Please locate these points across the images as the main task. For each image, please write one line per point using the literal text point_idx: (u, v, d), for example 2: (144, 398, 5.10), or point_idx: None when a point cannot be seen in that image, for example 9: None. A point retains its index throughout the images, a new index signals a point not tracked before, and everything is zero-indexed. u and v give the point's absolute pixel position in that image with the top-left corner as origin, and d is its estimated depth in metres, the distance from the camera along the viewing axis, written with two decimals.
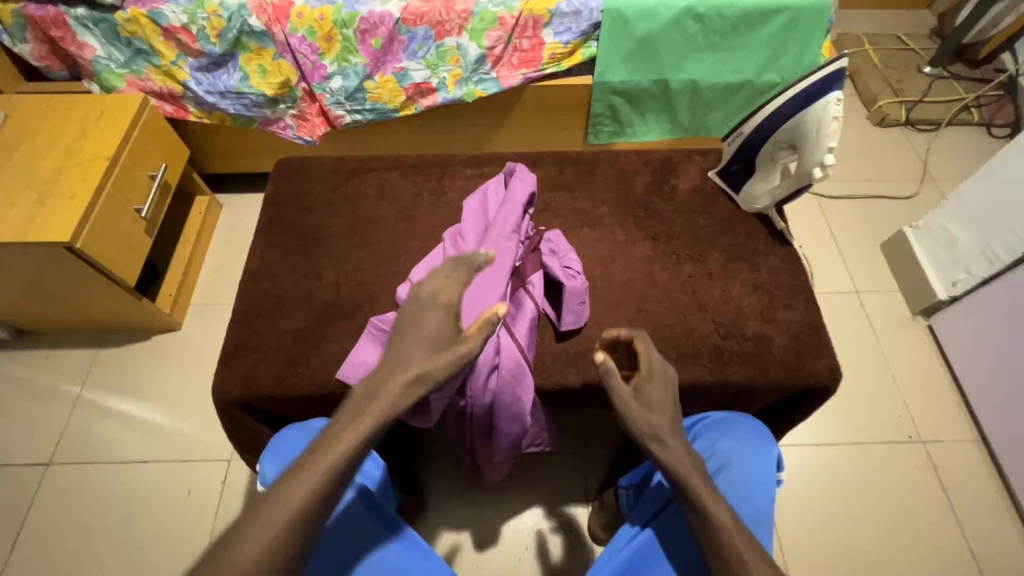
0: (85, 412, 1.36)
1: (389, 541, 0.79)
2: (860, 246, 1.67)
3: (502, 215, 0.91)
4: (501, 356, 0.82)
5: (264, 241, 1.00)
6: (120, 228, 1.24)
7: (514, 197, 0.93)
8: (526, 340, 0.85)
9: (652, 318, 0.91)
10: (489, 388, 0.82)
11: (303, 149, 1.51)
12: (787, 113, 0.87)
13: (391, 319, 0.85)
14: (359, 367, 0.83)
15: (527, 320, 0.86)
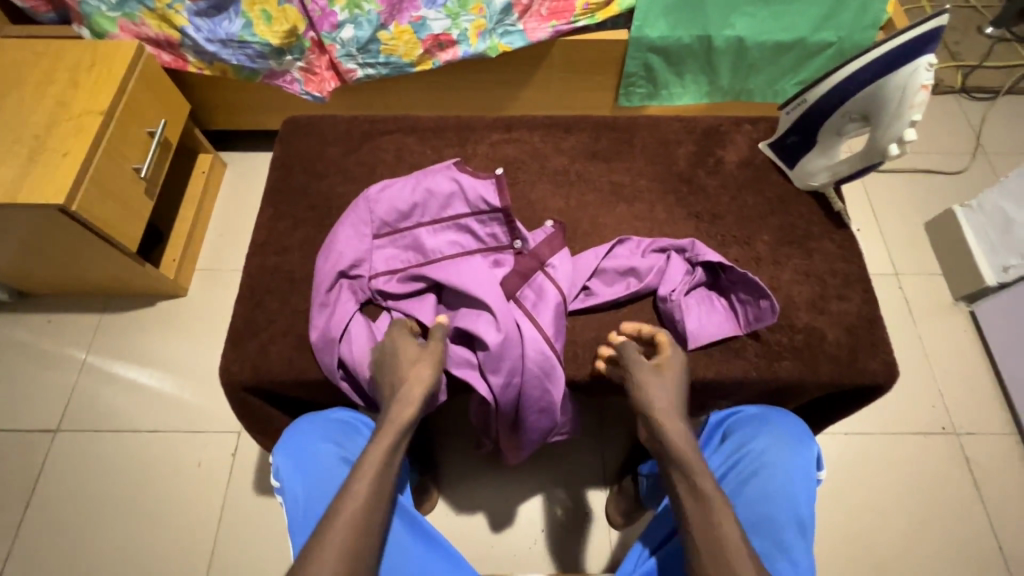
0: (91, 378, 1.33)
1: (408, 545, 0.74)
2: (902, 225, 1.56)
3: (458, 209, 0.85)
4: (525, 344, 0.76)
5: (272, 210, 0.92)
6: (119, 189, 1.16)
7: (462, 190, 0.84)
8: (552, 331, 0.78)
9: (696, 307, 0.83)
10: (511, 383, 0.77)
11: (311, 105, 1.40)
12: (864, 78, 0.76)
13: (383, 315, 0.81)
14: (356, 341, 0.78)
15: (551, 307, 0.79)
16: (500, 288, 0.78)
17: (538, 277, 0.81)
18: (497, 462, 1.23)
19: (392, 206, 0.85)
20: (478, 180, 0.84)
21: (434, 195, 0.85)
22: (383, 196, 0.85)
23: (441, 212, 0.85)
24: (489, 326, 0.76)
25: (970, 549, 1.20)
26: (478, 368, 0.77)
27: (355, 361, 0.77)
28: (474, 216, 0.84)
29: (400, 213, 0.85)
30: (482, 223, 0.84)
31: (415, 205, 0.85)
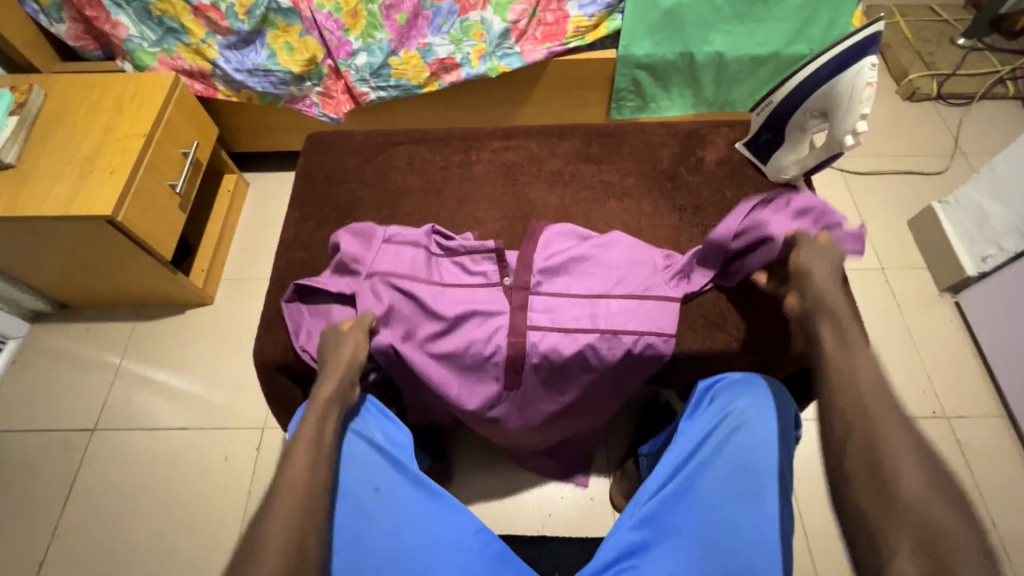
0: (125, 381, 1.43)
1: (411, 500, 0.74)
2: (887, 223, 1.64)
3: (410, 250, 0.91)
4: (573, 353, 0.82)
5: (298, 212, 1.02)
6: (157, 203, 1.28)
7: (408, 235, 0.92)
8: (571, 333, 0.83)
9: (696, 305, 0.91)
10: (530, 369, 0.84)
11: (328, 126, 1.53)
12: (819, 78, 0.87)
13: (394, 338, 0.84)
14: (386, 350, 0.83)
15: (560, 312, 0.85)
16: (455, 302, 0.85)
17: (533, 298, 0.85)
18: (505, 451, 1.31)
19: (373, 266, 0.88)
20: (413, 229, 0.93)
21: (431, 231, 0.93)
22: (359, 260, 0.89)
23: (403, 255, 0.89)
24: (581, 338, 0.82)
25: None
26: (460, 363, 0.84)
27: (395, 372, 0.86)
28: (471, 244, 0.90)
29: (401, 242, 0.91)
30: (475, 259, 0.90)
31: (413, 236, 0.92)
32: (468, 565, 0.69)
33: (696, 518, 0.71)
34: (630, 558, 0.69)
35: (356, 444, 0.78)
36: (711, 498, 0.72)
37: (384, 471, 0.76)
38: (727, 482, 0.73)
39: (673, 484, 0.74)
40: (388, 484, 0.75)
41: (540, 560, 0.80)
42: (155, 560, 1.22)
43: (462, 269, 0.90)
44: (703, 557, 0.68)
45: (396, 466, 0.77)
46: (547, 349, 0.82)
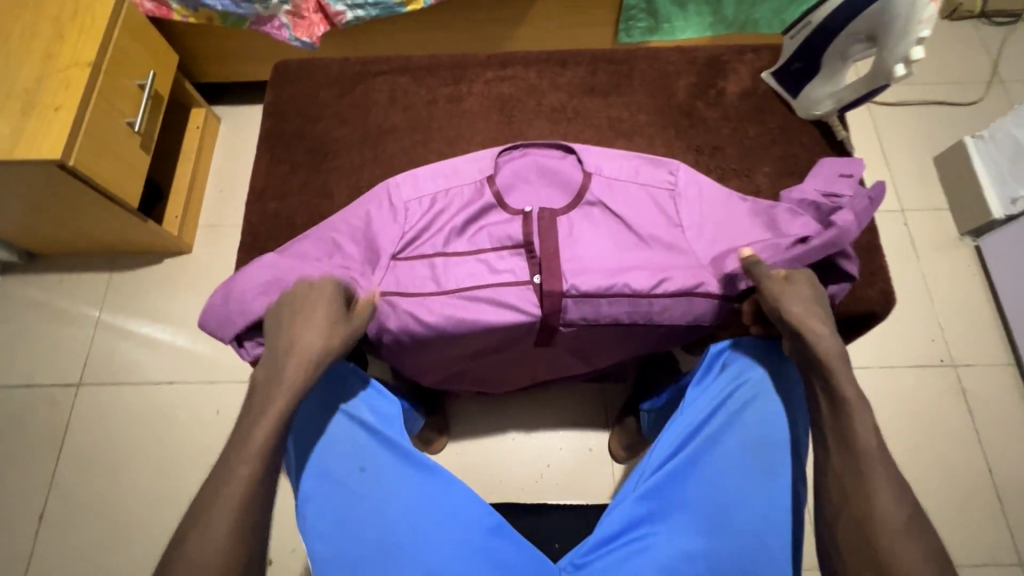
0: (106, 334, 1.37)
1: (400, 476, 0.71)
2: (913, 159, 1.52)
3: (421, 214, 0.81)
4: (609, 316, 0.79)
5: (268, 156, 0.91)
6: (114, 144, 1.15)
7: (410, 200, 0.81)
8: (612, 298, 0.77)
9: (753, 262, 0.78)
10: (575, 319, 0.79)
11: (300, 52, 1.35)
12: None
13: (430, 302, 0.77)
14: (418, 306, 0.77)
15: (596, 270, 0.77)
16: (479, 263, 0.79)
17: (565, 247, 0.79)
18: (504, 403, 1.30)
19: (394, 237, 0.80)
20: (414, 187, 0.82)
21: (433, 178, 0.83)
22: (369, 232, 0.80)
23: (428, 215, 0.81)
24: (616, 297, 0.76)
25: (963, 475, 1.24)
26: (492, 305, 0.78)
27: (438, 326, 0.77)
28: (546, 143, 0.87)
29: (398, 207, 0.81)
30: (476, 212, 0.82)
31: (469, 155, 0.86)
32: (466, 541, 0.67)
33: (702, 492, 0.68)
34: (637, 530, 0.66)
35: (340, 421, 0.75)
36: (716, 472, 0.69)
37: (369, 450, 0.73)
38: (737, 454, 0.70)
39: (682, 455, 0.70)
40: (373, 461, 0.72)
41: (540, 528, 0.77)
42: (156, 513, 1.22)
43: (501, 225, 0.82)
44: (710, 531, 0.66)
45: (384, 444, 0.73)
46: (582, 304, 0.78)
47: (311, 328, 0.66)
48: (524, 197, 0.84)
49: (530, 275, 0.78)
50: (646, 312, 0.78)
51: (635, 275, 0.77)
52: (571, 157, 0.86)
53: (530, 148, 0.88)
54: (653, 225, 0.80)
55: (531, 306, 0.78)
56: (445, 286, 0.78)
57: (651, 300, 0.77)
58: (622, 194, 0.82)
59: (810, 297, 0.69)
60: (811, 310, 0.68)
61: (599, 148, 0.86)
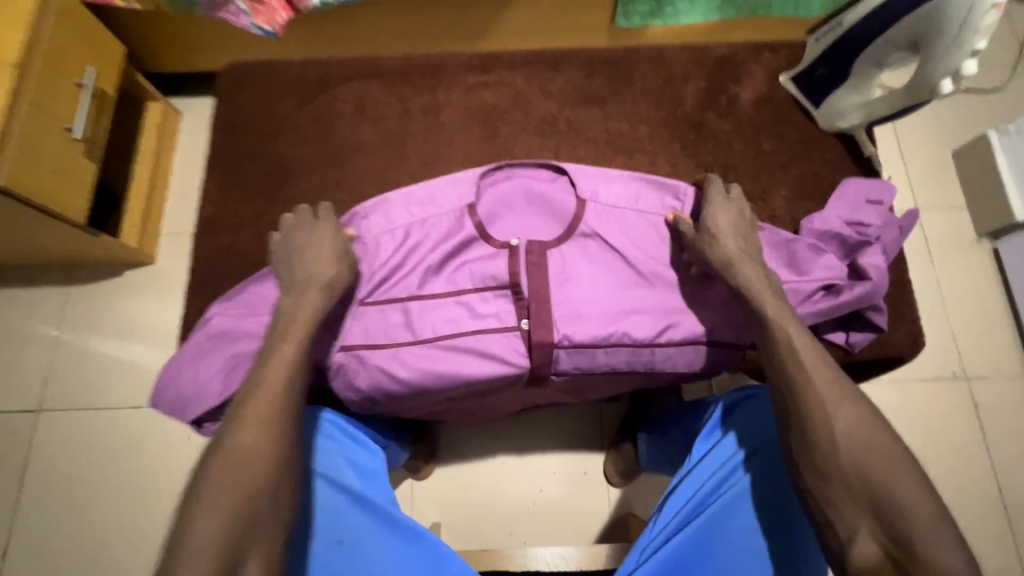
0: (65, 355, 1.27)
1: (386, 546, 0.67)
2: (931, 153, 1.42)
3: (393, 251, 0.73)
4: (607, 364, 0.72)
5: (219, 178, 0.80)
6: (52, 153, 1.02)
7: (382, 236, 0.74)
8: (611, 346, 0.70)
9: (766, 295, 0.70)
10: (569, 369, 0.72)
11: (261, 41, 1.21)
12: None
13: (406, 356, 0.70)
14: (392, 360, 0.70)
15: (592, 316, 0.70)
16: (460, 304, 0.72)
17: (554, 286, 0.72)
18: (495, 425, 1.23)
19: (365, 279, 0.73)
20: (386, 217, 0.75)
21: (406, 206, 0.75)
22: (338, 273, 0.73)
23: (401, 252, 0.73)
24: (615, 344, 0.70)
25: (972, 494, 1.19)
26: (474, 351, 0.70)
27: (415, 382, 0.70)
28: (535, 162, 0.78)
29: (370, 245, 0.74)
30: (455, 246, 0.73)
31: (451, 176, 0.76)
32: None
33: (723, 554, 0.70)
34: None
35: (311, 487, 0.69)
36: (736, 532, 0.71)
37: (349, 518, 0.68)
38: (740, 532, 0.70)
39: (685, 531, 0.71)
40: (352, 532, 0.67)
41: None
42: (128, 548, 1.16)
43: (482, 260, 0.73)
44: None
45: (365, 509, 0.68)
46: (577, 353, 0.70)
47: (320, 251, 0.70)
48: (508, 227, 0.76)
49: (518, 319, 0.70)
50: (647, 361, 0.72)
51: (635, 320, 0.70)
52: (563, 179, 0.78)
53: (518, 170, 0.79)
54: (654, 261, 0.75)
55: (518, 356, 0.70)
56: (421, 334, 0.70)
57: (654, 348, 0.71)
58: (620, 226, 0.75)
59: (739, 229, 0.72)
60: (730, 228, 0.72)
61: (595, 169, 0.79)
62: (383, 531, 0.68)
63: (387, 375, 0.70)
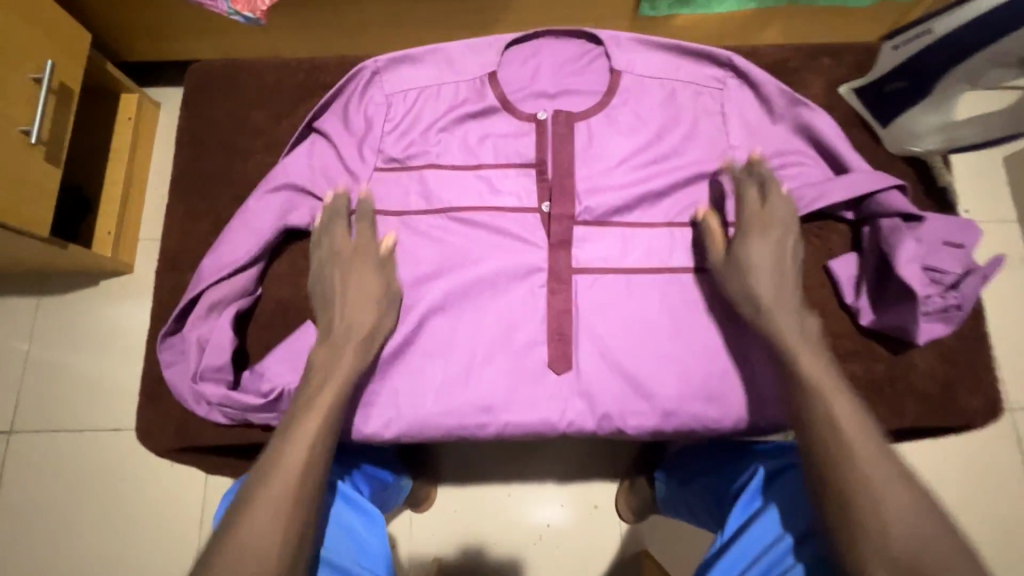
0: (39, 372, 1.18)
1: None
2: (980, 159, 1.29)
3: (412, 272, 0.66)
4: (644, 339, 0.64)
5: (188, 203, 0.69)
6: (7, 159, 0.91)
7: (404, 248, 0.67)
8: (644, 333, 0.64)
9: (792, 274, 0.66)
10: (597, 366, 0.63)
11: (241, 29, 1.07)
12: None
13: (417, 389, 0.62)
14: (402, 396, 0.62)
15: (621, 306, 0.65)
16: (480, 238, 0.67)
17: (578, 230, 0.66)
18: (499, 453, 1.14)
19: (395, 300, 0.65)
20: (397, 230, 0.67)
21: (429, 192, 0.68)
22: (363, 292, 0.65)
23: (432, 252, 0.66)
24: (640, 344, 0.64)
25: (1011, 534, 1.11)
26: (496, 290, 0.66)
27: (419, 420, 0.61)
28: (562, 32, 0.72)
29: (379, 101, 0.69)
30: (504, 176, 0.68)
31: (462, 44, 0.70)
32: None
33: None
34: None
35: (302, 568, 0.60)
36: None
37: None
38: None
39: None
40: None
41: None
42: None
43: (509, 137, 0.69)
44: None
45: None
46: (596, 347, 0.64)
47: (356, 280, 0.61)
48: (509, 126, 0.69)
49: (540, 202, 0.67)
50: (691, 269, 0.66)
51: (651, 182, 0.68)
52: (598, 58, 0.72)
53: (541, 38, 0.73)
54: (675, 121, 0.69)
55: (536, 237, 0.67)
56: (433, 205, 0.67)
57: (673, 232, 0.68)
58: (640, 104, 0.70)
59: (773, 265, 0.60)
60: (762, 268, 0.60)
61: (631, 36, 0.71)
62: None
63: (390, 414, 0.62)
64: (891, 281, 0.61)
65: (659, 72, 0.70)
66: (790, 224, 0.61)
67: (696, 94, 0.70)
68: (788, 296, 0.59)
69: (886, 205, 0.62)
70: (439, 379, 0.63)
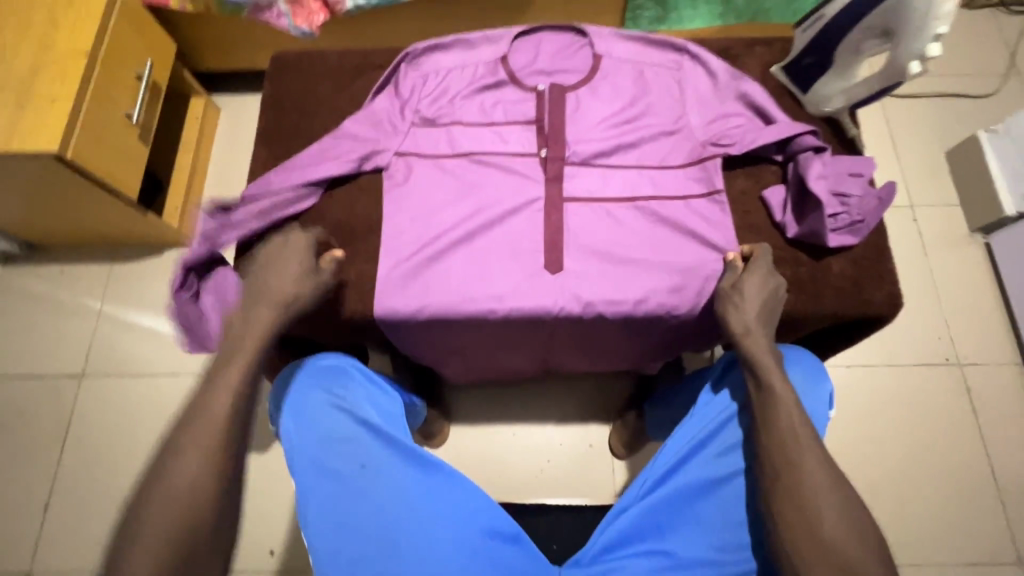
0: (108, 326, 1.37)
1: (403, 474, 0.71)
2: (925, 153, 1.49)
3: (439, 195, 0.84)
4: (620, 248, 0.82)
5: (266, 151, 0.90)
6: (112, 135, 1.13)
7: (434, 178, 0.85)
8: (623, 243, 0.82)
9: (740, 202, 0.84)
10: (584, 269, 0.81)
11: (298, 40, 1.31)
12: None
13: (444, 279, 0.80)
14: (432, 286, 0.80)
15: (604, 221, 0.83)
16: (493, 175, 0.85)
17: (568, 168, 0.85)
18: (505, 397, 1.30)
19: (427, 216, 0.83)
20: (430, 164, 0.86)
21: (454, 139, 0.87)
22: (402, 210, 0.84)
23: (457, 182, 0.85)
24: (617, 251, 0.82)
25: (963, 476, 1.24)
26: (505, 213, 0.83)
27: (446, 305, 0.79)
28: (559, 28, 0.94)
29: (417, 77, 0.90)
30: (511, 132, 0.88)
31: (482, 35, 0.92)
32: (467, 544, 0.67)
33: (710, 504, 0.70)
34: (642, 547, 0.68)
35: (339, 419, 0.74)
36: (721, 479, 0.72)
37: (369, 447, 0.73)
38: (741, 474, 0.72)
39: (693, 470, 0.72)
40: (376, 460, 0.72)
41: (538, 530, 0.78)
42: None
43: (516, 103, 0.89)
44: (721, 550, 0.68)
45: (384, 440, 0.73)
46: (583, 252, 0.82)
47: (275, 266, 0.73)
48: (518, 96, 0.90)
49: (539, 148, 0.86)
50: (658, 198, 0.83)
51: (623, 135, 0.86)
52: (584, 47, 0.93)
53: (540, 32, 0.95)
54: (643, 91, 0.89)
55: (537, 174, 0.86)
56: (459, 150, 0.87)
57: (642, 172, 0.85)
58: (617, 79, 0.90)
59: (761, 304, 0.73)
60: (752, 301, 0.73)
61: (611, 31, 0.92)
62: (402, 459, 0.72)
63: (424, 299, 0.80)
64: (808, 198, 0.79)
65: (632, 56, 0.91)
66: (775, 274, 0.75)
67: (664, 72, 0.90)
68: (768, 325, 0.73)
69: (803, 144, 0.81)
70: (461, 275, 0.81)
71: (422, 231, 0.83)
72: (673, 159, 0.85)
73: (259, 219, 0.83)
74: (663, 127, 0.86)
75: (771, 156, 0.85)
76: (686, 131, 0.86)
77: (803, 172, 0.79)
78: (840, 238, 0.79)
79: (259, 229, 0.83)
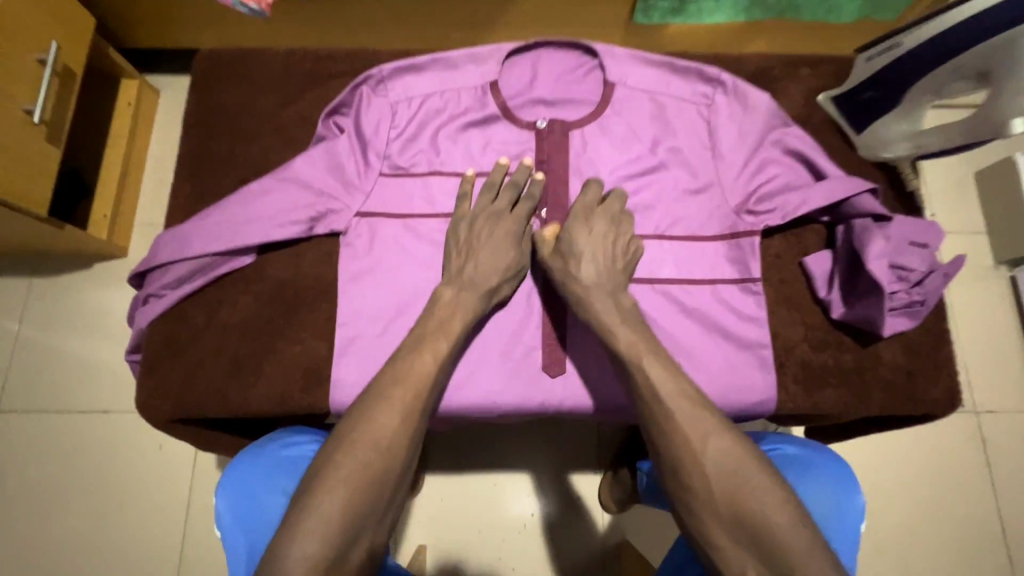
0: (29, 353, 1.18)
1: None
2: (953, 174, 1.35)
3: (408, 262, 0.68)
4: None
5: (192, 182, 0.72)
6: (9, 138, 0.92)
7: (405, 241, 0.69)
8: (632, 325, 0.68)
9: (776, 270, 0.70)
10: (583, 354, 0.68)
11: (244, 19, 1.09)
12: None
13: None
14: None
15: None
16: None
17: None
18: (486, 442, 1.16)
19: (393, 292, 0.67)
20: (400, 226, 0.69)
21: (429, 188, 0.70)
22: (361, 280, 0.67)
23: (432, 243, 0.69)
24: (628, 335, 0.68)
25: (971, 532, 1.16)
26: None
27: None
28: (561, 43, 0.75)
29: (385, 108, 0.71)
30: None
31: (465, 52, 0.73)
32: None
33: None
34: None
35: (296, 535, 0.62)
36: None
37: None
38: None
39: None
40: None
41: None
42: (93, 562, 1.09)
43: (510, 145, 0.72)
44: None
45: None
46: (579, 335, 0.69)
47: (488, 251, 0.66)
48: (510, 133, 0.73)
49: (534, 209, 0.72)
50: (681, 279, 0.68)
51: (637, 194, 0.71)
52: (594, 70, 0.76)
53: (540, 47, 0.76)
54: (663, 135, 0.72)
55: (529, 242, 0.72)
56: (437, 209, 0.70)
57: (664, 243, 0.70)
58: (632, 117, 0.73)
59: (605, 247, 0.66)
60: (592, 244, 0.66)
61: (626, 51, 0.74)
62: None
63: None
64: (862, 276, 0.65)
65: (650, 87, 0.73)
66: (612, 215, 0.68)
67: (689, 110, 0.73)
68: (614, 271, 0.66)
69: (859, 207, 0.67)
70: None
71: (391, 303, 0.66)
72: (699, 229, 0.69)
73: (203, 274, 0.68)
74: (689, 185, 0.71)
75: (817, 217, 0.70)
76: (717, 192, 0.70)
77: (861, 248, 0.64)
78: (895, 322, 0.66)
79: (196, 288, 0.67)
